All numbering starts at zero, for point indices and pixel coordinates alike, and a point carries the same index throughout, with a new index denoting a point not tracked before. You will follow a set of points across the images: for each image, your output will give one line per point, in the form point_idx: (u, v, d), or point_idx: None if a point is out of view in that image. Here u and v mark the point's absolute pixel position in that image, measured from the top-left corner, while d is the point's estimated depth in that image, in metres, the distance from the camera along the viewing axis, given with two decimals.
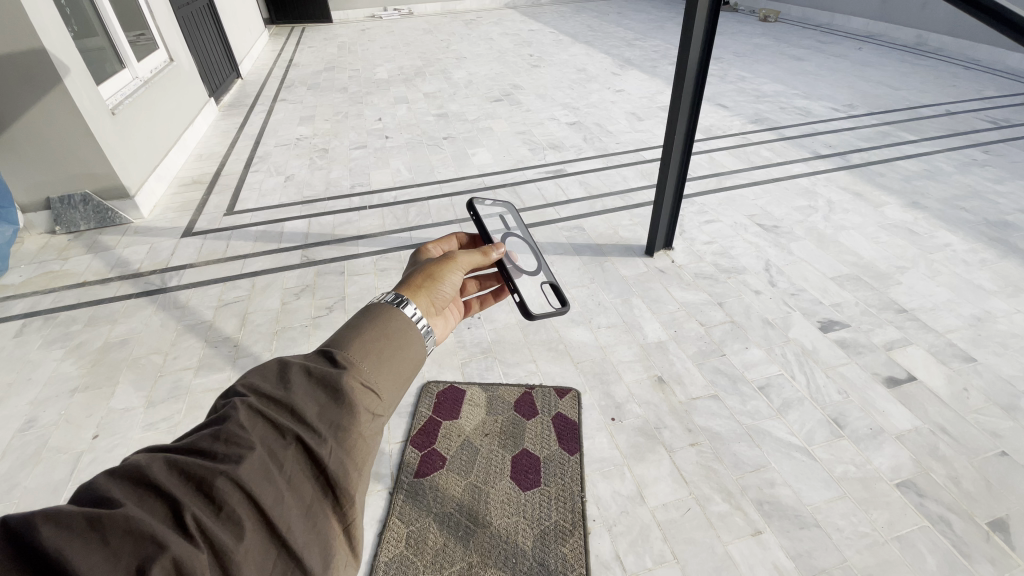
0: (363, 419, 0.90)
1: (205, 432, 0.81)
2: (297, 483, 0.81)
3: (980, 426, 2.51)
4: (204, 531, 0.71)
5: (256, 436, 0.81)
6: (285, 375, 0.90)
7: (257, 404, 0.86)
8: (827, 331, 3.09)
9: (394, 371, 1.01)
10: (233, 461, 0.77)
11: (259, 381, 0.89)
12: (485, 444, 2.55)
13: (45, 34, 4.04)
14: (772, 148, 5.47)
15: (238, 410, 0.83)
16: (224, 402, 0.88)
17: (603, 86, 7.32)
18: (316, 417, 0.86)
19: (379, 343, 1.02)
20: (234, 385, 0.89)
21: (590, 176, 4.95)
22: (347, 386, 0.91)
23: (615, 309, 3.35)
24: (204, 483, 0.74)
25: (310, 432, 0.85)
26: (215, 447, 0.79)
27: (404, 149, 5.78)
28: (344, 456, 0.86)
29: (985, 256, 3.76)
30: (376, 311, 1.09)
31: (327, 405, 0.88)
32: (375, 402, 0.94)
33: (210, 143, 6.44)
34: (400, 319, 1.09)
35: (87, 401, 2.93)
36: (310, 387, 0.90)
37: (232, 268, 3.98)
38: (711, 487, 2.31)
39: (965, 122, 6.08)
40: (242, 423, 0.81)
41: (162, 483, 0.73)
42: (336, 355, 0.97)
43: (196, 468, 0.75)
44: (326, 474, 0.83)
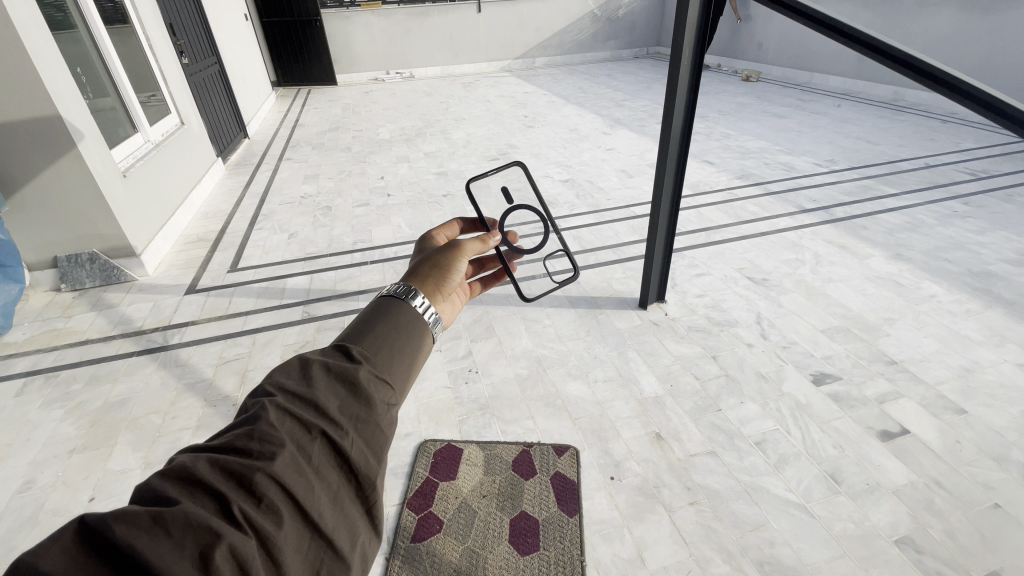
0: (380, 410, 0.99)
1: (239, 430, 0.88)
2: (325, 473, 0.90)
3: (975, 479, 2.53)
4: (250, 520, 0.79)
5: (286, 432, 0.90)
6: (306, 374, 0.99)
7: (284, 403, 0.94)
8: (819, 384, 3.14)
9: (402, 365, 1.11)
10: (268, 457, 0.85)
11: (283, 382, 0.97)
12: (482, 506, 2.53)
13: (61, 102, 4.28)
14: (758, 202, 5.70)
15: (267, 409, 0.91)
16: (252, 402, 0.95)
17: (595, 145, 7.69)
18: (337, 412, 0.95)
19: (390, 340, 1.13)
20: (261, 386, 0.97)
21: (583, 231, 5.13)
22: (363, 380, 1.01)
23: (610, 363, 3.40)
24: (245, 478, 0.82)
25: (333, 425, 0.94)
26: (250, 445, 0.86)
27: (405, 206, 6.00)
28: (364, 445, 0.95)
29: (970, 307, 3.86)
30: (385, 310, 1.19)
31: (346, 400, 0.98)
32: (389, 394, 1.03)
33: (216, 201, 6.67)
34: (408, 316, 1.19)
35: (85, 462, 2.92)
36: (330, 383, 0.99)
37: (234, 325, 4.06)
38: (711, 547, 2.29)
39: (942, 175, 6.36)
40: (273, 421, 0.89)
41: (208, 479, 0.81)
42: (351, 352, 1.06)
43: (236, 464, 0.83)
44: (350, 462, 0.92)
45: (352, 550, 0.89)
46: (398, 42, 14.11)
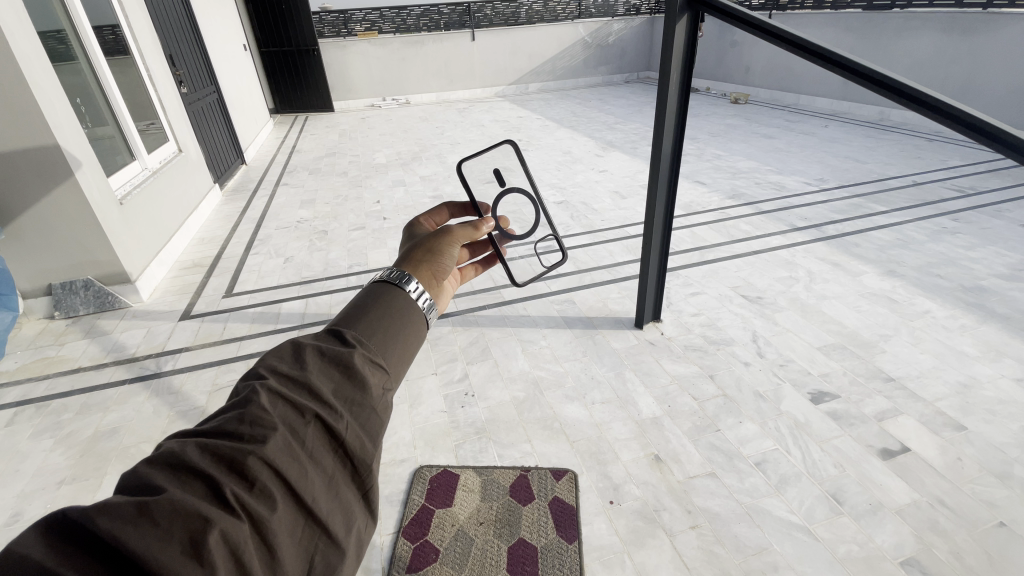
0: (374, 394, 0.95)
1: (230, 415, 0.84)
2: (320, 457, 0.85)
3: (978, 497, 2.49)
4: (243, 505, 0.75)
5: (279, 415, 0.85)
6: (299, 356, 0.95)
7: (276, 386, 0.90)
8: (818, 402, 3.12)
9: (397, 349, 1.07)
10: (260, 440, 0.81)
11: (276, 364, 0.93)
12: (479, 533, 2.48)
13: (60, 132, 4.33)
14: (750, 221, 5.76)
15: (259, 393, 0.87)
16: (244, 385, 0.91)
17: (588, 167, 7.80)
18: (332, 395, 0.91)
19: (384, 324, 1.08)
20: (253, 369, 0.93)
21: (578, 251, 5.16)
22: (357, 363, 0.96)
23: (607, 384, 3.38)
24: (236, 462, 0.78)
25: (327, 408, 0.89)
26: (241, 429, 0.81)
27: (401, 229, 6.03)
28: (359, 429, 0.91)
29: (964, 322, 3.88)
30: (378, 294, 1.15)
31: (340, 384, 0.93)
32: (383, 377, 0.99)
33: (212, 227, 6.70)
34: (402, 299, 1.14)
35: (73, 493, 2.85)
36: (324, 366, 0.95)
37: (228, 351, 4.03)
38: (713, 573, 2.24)
39: (931, 192, 6.46)
40: (265, 404, 0.85)
41: (199, 464, 0.77)
42: (345, 335, 1.02)
43: (227, 448, 0.79)
44: (345, 445, 0.88)
45: (347, 535, 0.86)
46: (394, 70, 14.42)
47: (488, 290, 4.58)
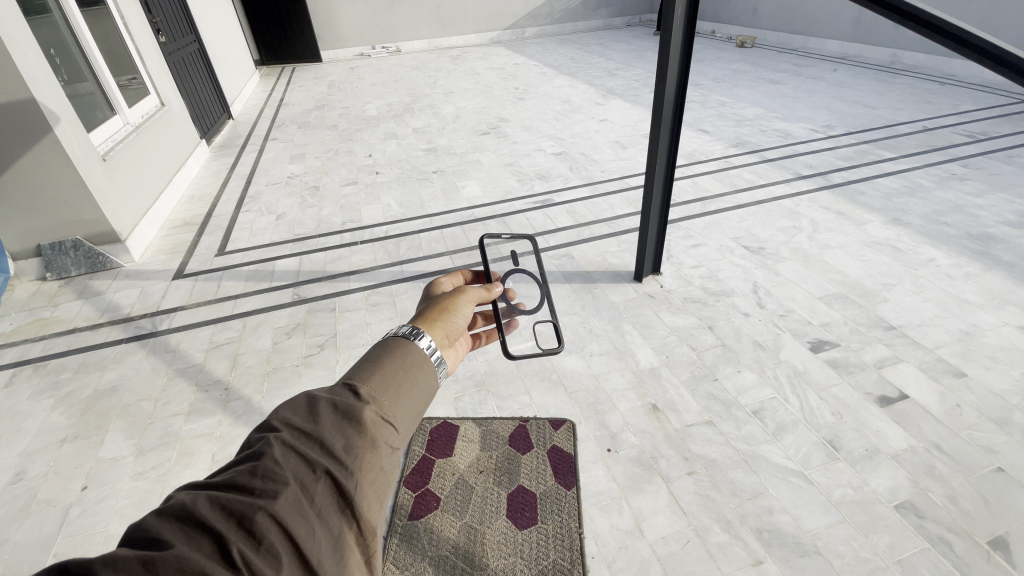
0: (384, 453, 0.91)
1: (242, 467, 0.81)
2: (327, 516, 0.81)
3: (975, 442, 2.51)
4: (249, 564, 0.70)
5: (290, 470, 0.82)
6: (313, 408, 0.90)
7: (289, 438, 0.86)
8: (817, 351, 3.11)
9: (409, 403, 1.02)
10: (270, 496, 0.77)
11: (291, 416, 0.90)
12: (479, 482, 2.52)
13: (34, 85, 4.11)
14: (754, 170, 5.59)
15: (272, 446, 0.84)
16: (257, 437, 0.88)
17: (588, 116, 7.52)
18: (345, 450, 0.87)
19: (398, 379, 1.03)
20: (268, 420, 0.89)
21: (577, 204, 5.04)
22: (370, 419, 0.93)
23: (606, 337, 3.36)
24: (245, 518, 0.74)
25: (338, 465, 0.85)
26: (253, 483, 0.79)
27: (394, 184, 5.87)
28: (368, 488, 0.87)
29: (969, 270, 3.82)
30: (393, 346, 1.10)
31: (351, 439, 0.89)
32: (393, 435, 0.95)
33: (201, 184, 6.52)
34: (415, 353, 1.10)
35: (76, 451, 2.88)
36: (336, 420, 0.90)
37: (223, 309, 3.99)
38: (710, 517, 2.28)
39: (942, 138, 6.25)
40: (278, 458, 0.82)
41: (208, 518, 0.73)
42: (359, 388, 0.98)
43: (236, 503, 0.75)
44: (353, 506, 0.84)
45: None
46: (383, 15, 13.67)
47: None
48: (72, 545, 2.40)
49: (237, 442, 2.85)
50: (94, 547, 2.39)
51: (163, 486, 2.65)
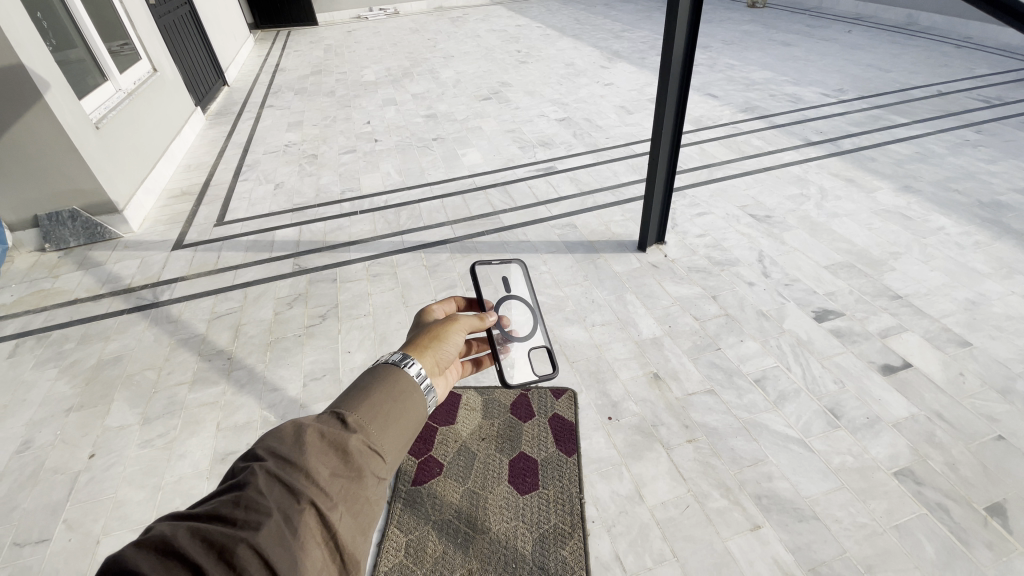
0: (371, 483, 0.89)
1: (225, 497, 0.79)
2: (311, 549, 0.78)
3: (977, 411, 2.51)
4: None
5: (273, 501, 0.80)
6: (299, 435, 0.88)
7: (273, 466, 0.84)
8: (822, 320, 3.09)
9: (398, 431, 0.98)
10: (253, 527, 0.75)
11: (276, 443, 0.87)
12: (481, 449, 2.54)
13: (22, 50, 3.98)
14: (762, 136, 5.44)
15: (256, 475, 0.82)
16: (241, 466, 0.85)
17: (592, 80, 7.30)
18: (329, 481, 0.85)
19: (387, 406, 1.00)
20: (252, 449, 0.87)
21: (580, 172, 4.93)
22: (356, 449, 0.91)
23: (608, 307, 3.34)
24: (225, 550, 0.71)
25: (323, 496, 0.83)
26: (235, 514, 0.77)
27: (393, 151, 5.76)
28: (352, 521, 0.84)
29: (979, 239, 3.75)
30: (383, 372, 1.07)
31: (337, 469, 0.87)
32: (380, 466, 0.92)
33: (198, 153, 6.40)
34: (405, 379, 1.06)
35: (83, 420, 2.92)
36: (322, 448, 0.88)
37: (224, 279, 3.97)
38: (709, 483, 2.31)
39: (957, 102, 6.05)
40: (261, 489, 0.80)
41: (187, 550, 0.70)
42: (346, 417, 0.96)
43: (217, 535, 0.73)
44: (337, 539, 0.82)
45: None
46: None
47: (487, 215, 4.43)
48: (83, 510, 2.46)
49: (241, 411, 2.87)
50: (105, 513, 2.44)
51: (170, 453, 2.69)
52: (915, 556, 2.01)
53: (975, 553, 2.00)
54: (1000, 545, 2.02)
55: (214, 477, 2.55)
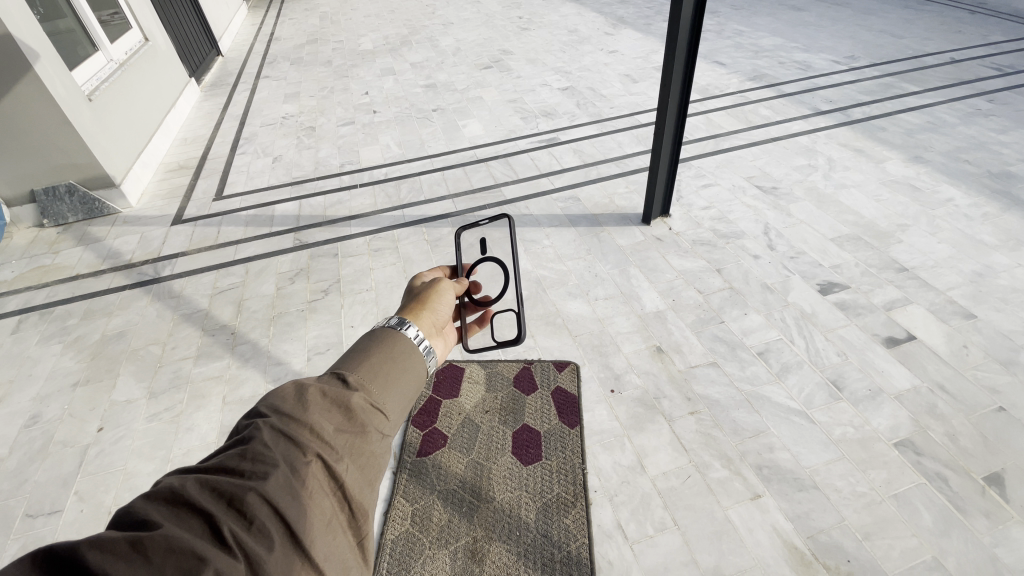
0: (375, 439, 0.85)
1: (230, 451, 0.75)
2: (320, 500, 0.75)
3: (979, 382, 2.52)
4: (240, 544, 0.66)
5: (280, 452, 0.75)
6: (301, 392, 0.83)
7: (277, 420, 0.79)
8: (827, 293, 3.07)
9: (400, 391, 0.96)
10: (262, 477, 0.72)
11: (280, 398, 0.83)
12: (485, 421, 2.57)
13: (9, 19, 3.86)
14: (770, 105, 5.31)
15: (261, 429, 0.78)
16: (246, 422, 0.81)
17: (596, 48, 7.09)
18: (336, 435, 0.81)
19: (387, 367, 0.97)
20: (256, 406, 0.83)
21: (584, 143, 4.84)
22: (361, 405, 0.87)
23: (612, 281, 3.32)
24: (235, 499, 0.69)
25: (329, 449, 0.79)
26: (242, 465, 0.73)
27: (392, 123, 5.65)
28: (359, 474, 0.81)
29: (987, 210, 3.69)
30: (381, 335, 1.04)
31: (341, 425, 0.83)
32: (381, 422, 0.89)
33: (194, 126, 6.29)
34: (403, 340, 1.03)
35: (90, 394, 2.95)
36: (325, 404, 0.84)
37: (225, 255, 3.94)
38: (710, 453, 2.33)
39: (970, 70, 5.88)
40: (267, 441, 0.76)
41: (197, 500, 0.68)
42: (348, 376, 0.92)
43: (226, 484, 0.70)
44: (345, 491, 0.79)
45: None
46: None
47: (488, 188, 4.36)
48: (94, 482, 2.51)
49: (246, 385, 2.89)
50: (116, 484, 2.49)
51: (177, 426, 2.73)
52: (913, 524, 2.04)
53: (971, 522, 2.03)
54: (997, 513, 2.05)
55: None
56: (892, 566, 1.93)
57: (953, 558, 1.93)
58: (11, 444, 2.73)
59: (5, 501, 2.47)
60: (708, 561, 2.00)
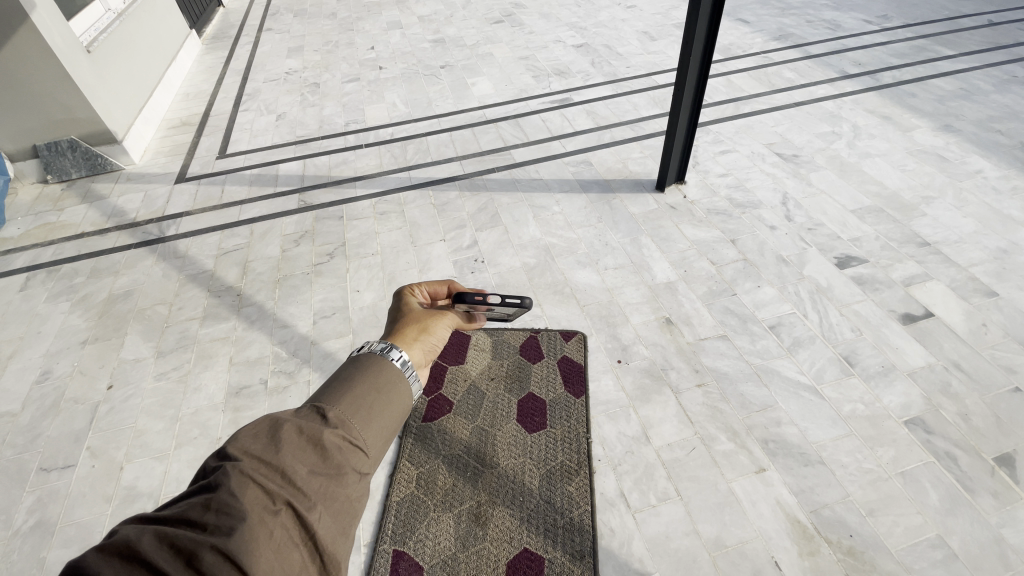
0: (351, 481, 0.81)
1: (195, 500, 0.71)
2: (287, 553, 0.72)
3: (995, 362, 2.46)
4: None
5: (249, 502, 0.72)
6: (274, 432, 0.80)
7: (248, 464, 0.75)
8: (843, 267, 2.98)
9: (384, 425, 0.92)
10: (226, 531, 0.69)
11: (249, 442, 0.78)
12: (490, 388, 2.57)
13: None
14: (795, 67, 5.05)
15: (229, 473, 0.74)
16: (211, 466, 0.77)
17: (614, 2, 6.74)
18: (307, 480, 0.77)
19: (369, 400, 0.93)
20: (222, 446, 0.78)
21: (598, 105, 4.65)
22: (333, 448, 0.83)
23: (622, 250, 3.24)
24: (194, 557, 0.65)
25: (300, 495, 0.76)
26: (205, 518, 0.69)
27: (399, 80, 5.45)
28: (333, 522, 0.78)
29: (1017, 183, 3.53)
30: (366, 363, 1.00)
31: (316, 467, 0.79)
32: (360, 461, 0.85)
33: (197, 80, 6.10)
34: (389, 371, 1.00)
35: (99, 352, 2.97)
36: (300, 445, 0.80)
37: (229, 215, 3.89)
38: (717, 427, 2.32)
39: (1009, 33, 5.52)
40: (234, 490, 0.72)
41: (153, 558, 0.64)
42: (326, 412, 0.87)
43: (186, 540, 0.66)
44: (316, 540, 0.75)
45: None
46: None
47: (498, 151, 4.23)
48: (105, 439, 2.55)
49: (253, 347, 2.90)
50: (126, 441, 2.53)
51: (184, 386, 2.75)
52: (919, 502, 2.03)
53: (978, 501, 2.01)
54: (1005, 494, 2.03)
55: (228, 410, 2.61)
56: (894, 543, 1.93)
57: (957, 537, 1.93)
58: (23, 399, 2.77)
59: (20, 454, 2.52)
60: (710, 531, 2.01)
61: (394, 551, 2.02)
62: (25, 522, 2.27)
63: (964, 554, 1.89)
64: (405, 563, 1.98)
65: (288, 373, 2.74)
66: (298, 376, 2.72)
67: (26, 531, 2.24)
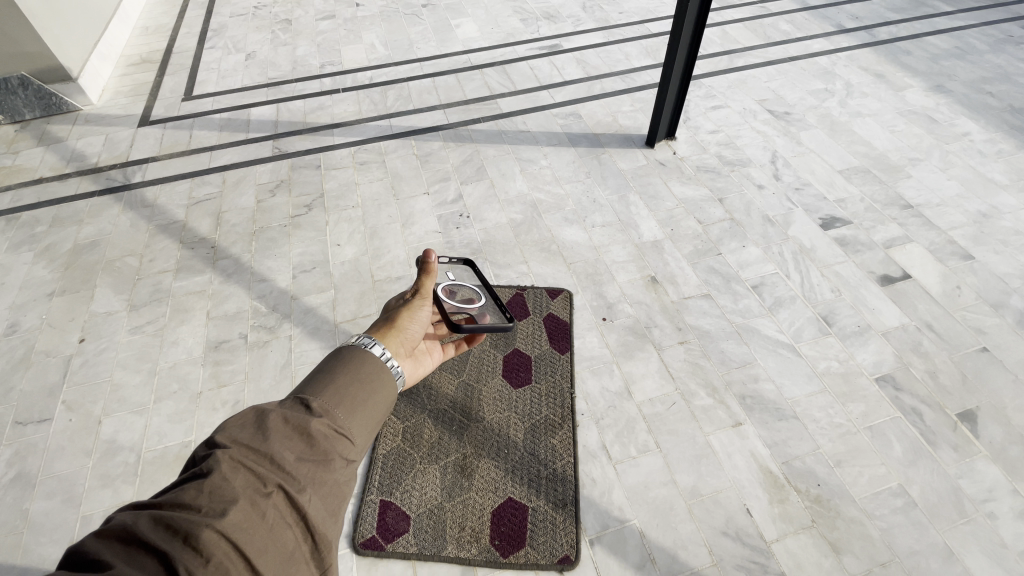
0: (338, 466, 0.84)
1: (187, 485, 0.74)
2: (279, 532, 0.74)
3: (966, 323, 2.55)
4: None
5: (239, 486, 0.75)
6: (261, 421, 0.82)
7: (236, 451, 0.78)
8: (828, 228, 3.00)
9: (370, 413, 0.93)
10: (218, 513, 0.71)
11: (236, 431, 0.80)
12: (476, 345, 2.56)
13: None
14: (792, 19, 4.88)
15: (218, 460, 0.76)
16: (201, 452, 0.79)
17: None
18: (294, 466, 0.79)
19: (356, 389, 0.94)
20: (210, 435, 0.80)
21: (588, 53, 4.44)
22: (320, 435, 0.84)
23: (610, 207, 3.19)
24: (189, 538, 0.68)
25: (290, 480, 0.78)
26: (198, 500, 0.72)
27: (377, 19, 5.10)
28: (323, 504, 0.80)
29: (1002, 148, 3.55)
30: (352, 353, 1.00)
31: (303, 454, 0.82)
32: (347, 448, 0.87)
33: (157, 13, 5.62)
34: (376, 361, 0.99)
35: (68, 304, 2.86)
36: (286, 433, 0.82)
37: (199, 162, 3.69)
38: (696, 383, 2.38)
39: None
40: (225, 474, 0.75)
41: (152, 538, 0.67)
42: (311, 402, 0.89)
43: (181, 521, 0.69)
44: (305, 522, 0.77)
45: None
46: None
47: (483, 99, 4.05)
48: (80, 393, 2.49)
49: (230, 301, 2.82)
50: (103, 395, 2.48)
51: (161, 341, 2.68)
52: (884, 454, 2.14)
53: (939, 454, 2.13)
54: (965, 447, 2.15)
55: (208, 364, 2.57)
56: (859, 491, 2.05)
57: (918, 487, 2.05)
58: None
59: None
60: (686, 481, 2.10)
61: (381, 501, 2.06)
62: (4, 474, 2.24)
63: (923, 502, 2.02)
64: (391, 513, 2.03)
65: (269, 328, 2.69)
66: (279, 331, 2.67)
67: (6, 483, 2.22)
